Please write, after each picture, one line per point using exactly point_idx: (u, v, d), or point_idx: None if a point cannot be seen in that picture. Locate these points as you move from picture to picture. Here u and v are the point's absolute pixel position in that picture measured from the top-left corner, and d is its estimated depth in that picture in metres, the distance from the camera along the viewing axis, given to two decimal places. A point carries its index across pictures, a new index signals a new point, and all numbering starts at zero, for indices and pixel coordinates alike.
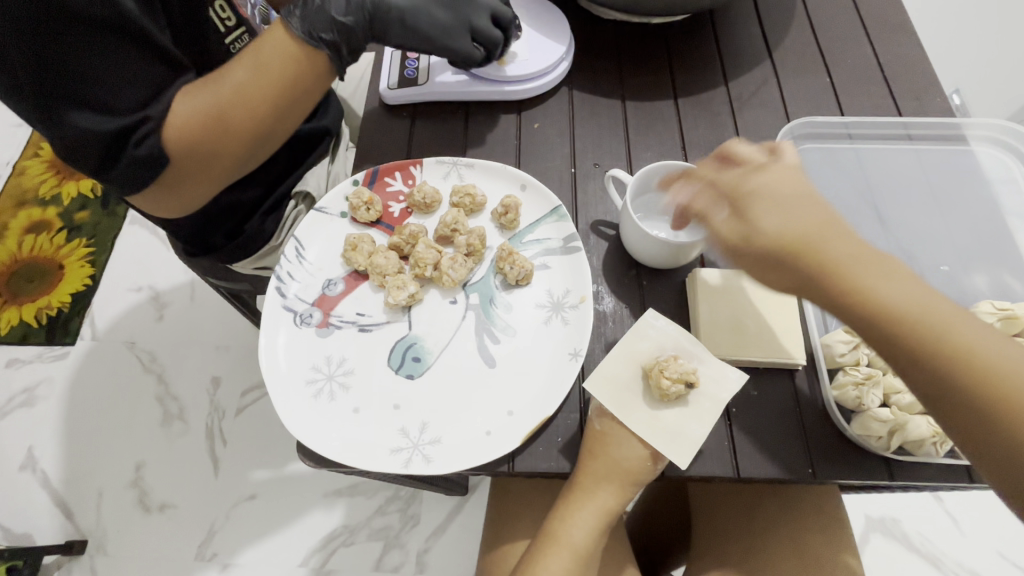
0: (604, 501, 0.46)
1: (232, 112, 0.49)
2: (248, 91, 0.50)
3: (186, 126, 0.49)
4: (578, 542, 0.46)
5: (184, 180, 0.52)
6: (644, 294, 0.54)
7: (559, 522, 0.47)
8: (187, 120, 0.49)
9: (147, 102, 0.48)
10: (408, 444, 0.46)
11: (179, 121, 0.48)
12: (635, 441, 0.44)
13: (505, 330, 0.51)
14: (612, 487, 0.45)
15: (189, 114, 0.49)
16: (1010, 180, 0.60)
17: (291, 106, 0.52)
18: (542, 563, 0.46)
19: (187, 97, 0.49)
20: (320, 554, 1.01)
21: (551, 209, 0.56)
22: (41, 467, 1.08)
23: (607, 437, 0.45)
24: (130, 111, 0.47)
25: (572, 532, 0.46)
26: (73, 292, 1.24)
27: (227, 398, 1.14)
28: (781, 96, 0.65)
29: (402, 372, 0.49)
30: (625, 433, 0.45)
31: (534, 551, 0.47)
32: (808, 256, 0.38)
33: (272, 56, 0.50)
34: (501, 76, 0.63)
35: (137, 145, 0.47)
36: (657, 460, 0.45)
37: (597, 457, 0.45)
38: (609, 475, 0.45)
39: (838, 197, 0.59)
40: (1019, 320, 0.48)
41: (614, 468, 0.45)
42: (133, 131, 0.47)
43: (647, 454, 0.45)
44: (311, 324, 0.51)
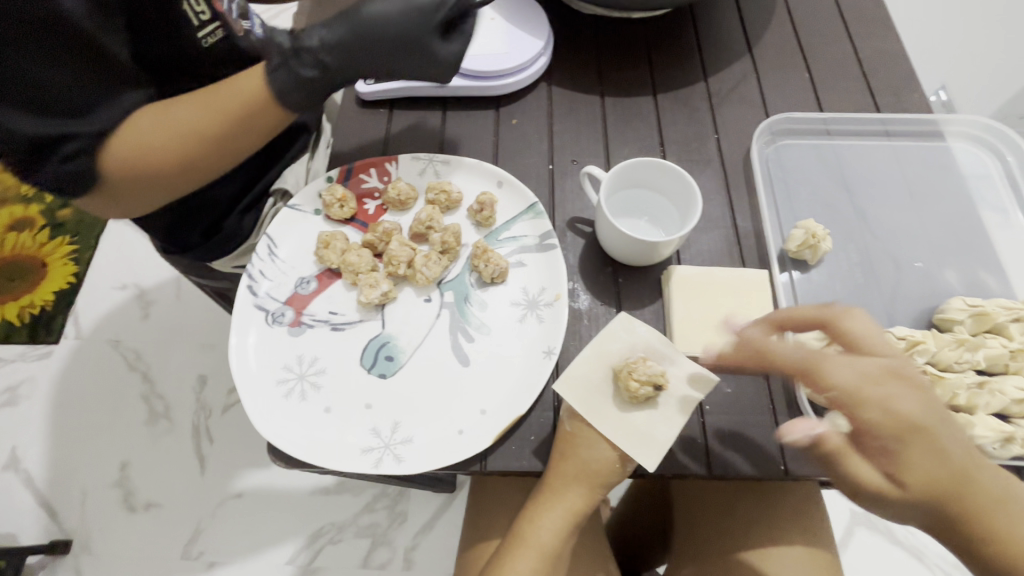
0: (573, 503, 0.46)
1: (193, 141, 0.48)
2: (205, 124, 0.48)
3: (139, 148, 0.47)
4: (548, 543, 0.46)
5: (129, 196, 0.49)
6: (620, 291, 0.53)
7: (529, 523, 0.46)
8: (142, 141, 0.47)
9: (78, 119, 0.44)
10: (380, 444, 0.46)
11: (128, 140, 0.46)
12: (605, 443, 0.44)
13: (480, 328, 0.51)
14: (582, 488, 0.45)
15: (147, 139, 0.47)
16: (987, 176, 0.60)
17: (251, 139, 0.51)
18: (511, 564, 0.46)
19: (144, 120, 0.47)
20: (306, 552, 1.01)
21: (527, 206, 0.56)
22: (24, 467, 1.07)
23: (577, 438, 0.45)
24: (57, 125, 0.43)
25: (541, 534, 0.46)
26: (56, 291, 1.22)
27: (212, 397, 1.14)
28: (761, 91, 0.64)
29: (374, 371, 0.49)
30: (594, 434, 0.44)
31: (503, 551, 0.47)
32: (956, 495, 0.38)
33: (239, 100, 0.49)
34: (478, 71, 0.62)
35: (60, 161, 0.44)
36: (625, 463, 0.45)
37: (567, 459, 0.45)
38: (579, 479, 0.45)
39: (816, 193, 0.59)
40: (989, 317, 0.49)
41: (583, 470, 0.44)
42: (54, 146, 0.43)
43: (616, 458, 0.45)
44: (283, 323, 0.51)
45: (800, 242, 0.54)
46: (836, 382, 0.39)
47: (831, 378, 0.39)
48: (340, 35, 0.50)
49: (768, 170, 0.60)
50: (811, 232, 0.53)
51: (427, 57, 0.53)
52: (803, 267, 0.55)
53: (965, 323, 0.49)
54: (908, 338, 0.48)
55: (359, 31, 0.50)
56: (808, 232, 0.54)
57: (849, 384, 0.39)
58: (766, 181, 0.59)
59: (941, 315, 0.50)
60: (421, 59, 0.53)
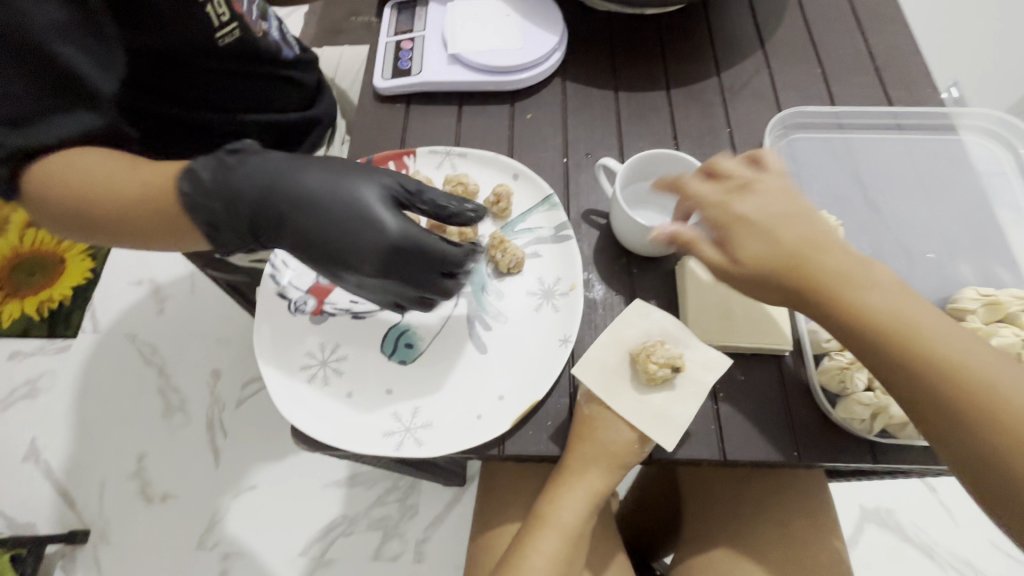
0: (591, 484, 0.47)
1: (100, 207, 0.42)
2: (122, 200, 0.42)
3: (49, 187, 0.42)
4: (568, 523, 0.47)
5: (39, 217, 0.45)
6: (634, 281, 0.54)
7: (549, 504, 0.48)
8: (56, 177, 0.42)
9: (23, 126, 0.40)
10: (400, 428, 0.47)
11: (42, 172, 0.42)
12: (624, 426, 0.45)
13: (497, 316, 0.52)
14: (600, 469, 0.46)
15: (63, 181, 0.42)
16: (999, 169, 0.60)
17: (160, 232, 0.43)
18: (533, 544, 0.47)
19: (74, 152, 0.43)
20: (319, 543, 1.03)
21: (542, 198, 0.57)
22: (44, 459, 1.09)
23: (595, 421, 0.46)
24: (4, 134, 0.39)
25: (561, 514, 0.47)
26: (75, 286, 1.25)
27: (227, 390, 1.16)
28: (772, 86, 0.65)
29: (395, 358, 0.50)
30: (612, 417, 0.45)
31: (524, 532, 0.48)
32: (948, 389, 0.35)
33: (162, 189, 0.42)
34: (493, 66, 0.63)
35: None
36: (643, 444, 0.46)
37: (585, 442, 0.46)
38: (598, 460, 0.46)
39: (828, 186, 0.60)
40: (1002, 306, 0.49)
41: (601, 451, 0.45)
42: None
43: (634, 439, 0.45)
44: (305, 311, 0.52)
45: None
46: (744, 207, 0.41)
47: (739, 206, 0.42)
48: (307, 210, 0.43)
49: (780, 163, 0.61)
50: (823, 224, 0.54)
51: (426, 267, 0.46)
52: None
53: (977, 312, 0.50)
54: None
55: (327, 243, 0.44)
56: None
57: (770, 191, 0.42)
58: None
59: (953, 305, 0.51)
60: (428, 276, 0.47)
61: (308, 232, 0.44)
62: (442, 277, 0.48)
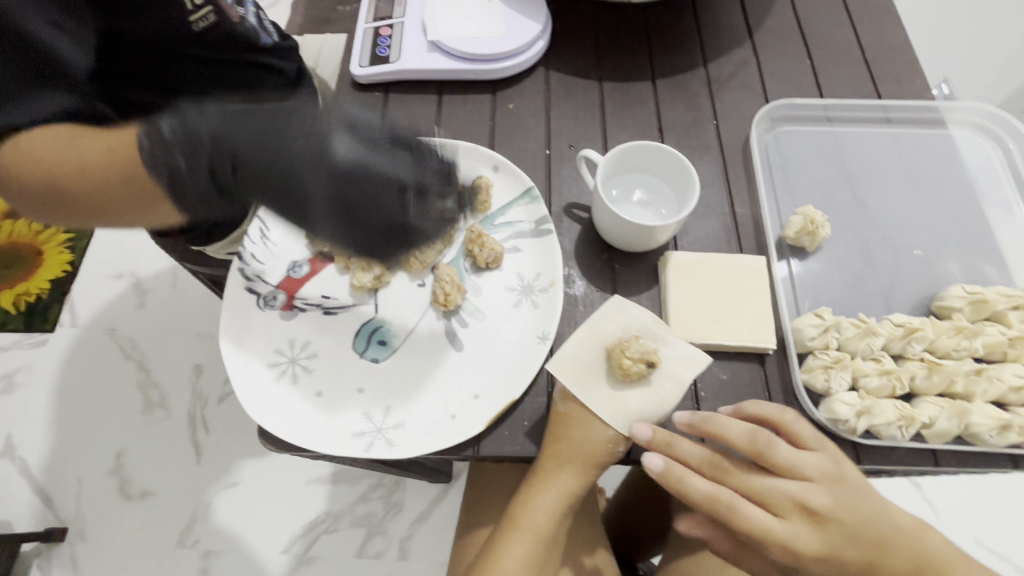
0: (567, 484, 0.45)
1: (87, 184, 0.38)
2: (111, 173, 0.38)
3: (31, 170, 0.38)
4: (543, 525, 0.45)
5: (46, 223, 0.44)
6: (616, 277, 0.53)
7: (523, 505, 0.46)
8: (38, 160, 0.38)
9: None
10: (371, 428, 0.45)
11: (25, 155, 0.38)
12: (599, 425, 0.44)
13: (474, 313, 0.50)
14: (577, 470, 0.45)
15: (43, 161, 0.38)
16: (988, 164, 0.60)
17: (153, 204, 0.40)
18: (507, 546, 0.45)
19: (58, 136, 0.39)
20: (302, 541, 1.01)
21: (523, 190, 0.55)
22: (19, 455, 1.06)
23: (570, 419, 0.44)
24: None
25: (535, 516, 0.45)
26: (51, 279, 1.21)
27: (208, 386, 1.13)
28: (761, 77, 0.63)
29: (367, 356, 0.48)
30: (587, 416, 0.44)
31: (498, 534, 0.47)
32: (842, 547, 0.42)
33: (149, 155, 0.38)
34: (474, 53, 0.61)
35: None
36: (621, 444, 0.45)
37: (561, 443, 0.44)
38: (574, 461, 0.44)
39: (816, 180, 0.59)
40: (989, 304, 0.48)
41: (577, 451, 0.44)
42: None
43: (611, 438, 0.44)
44: (274, 306, 0.50)
45: (797, 229, 0.53)
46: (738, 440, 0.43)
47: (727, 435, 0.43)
48: (262, 137, 0.41)
49: (767, 157, 0.59)
50: (810, 218, 0.53)
51: (390, 193, 0.44)
52: (801, 254, 0.54)
53: (964, 311, 0.49)
54: (906, 325, 0.47)
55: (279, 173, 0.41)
56: (806, 218, 0.53)
57: (760, 522, 0.42)
58: (765, 168, 0.59)
59: (939, 303, 0.50)
60: (392, 208, 0.45)
61: (264, 170, 0.41)
62: (411, 202, 0.46)
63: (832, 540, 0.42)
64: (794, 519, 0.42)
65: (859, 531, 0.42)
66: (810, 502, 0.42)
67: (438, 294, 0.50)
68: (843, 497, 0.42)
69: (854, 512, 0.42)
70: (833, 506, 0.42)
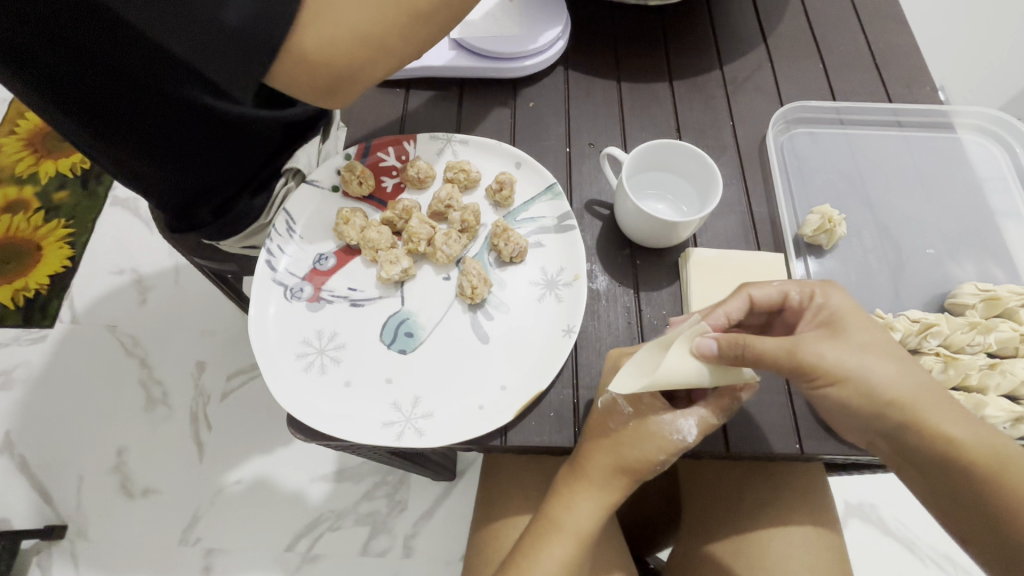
0: (609, 490, 0.45)
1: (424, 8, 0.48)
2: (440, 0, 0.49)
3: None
4: (581, 526, 0.46)
5: (303, 60, 0.45)
6: (637, 273, 0.54)
7: (560, 506, 0.46)
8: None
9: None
10: (400, 418, 0.46)
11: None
12: (650, 443, 0.44)
13: (499, 306, 0.51)
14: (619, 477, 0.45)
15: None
16: (995, 168, 0.61)
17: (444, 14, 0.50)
18: (547, 549, 0.45)
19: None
20: (306, 539, 1.01)
21: (546, 187, 0.56)
22: (19, 452, 1.05)
23: (620, 437, 0.44)
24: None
25: (576, 519, 0.45)
26: (52, 274, 1.20)
27: (212, 383, 1.13)
28: (775, 80, 0.65)
29: (394, 347, 0.49)
30: (636, 432, 0.44)
31: (535, 536, 0.47)
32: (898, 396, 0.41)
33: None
34: (495, 52, 0.62)
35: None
36: (668, 458, 0.45)
37: (603, 450, 0.45)
38: (618, 464, 0.44)
39: (828, 181, 0.60)
40: (1001, 301, 0.50)
41: (617, 451, 0.44)
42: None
43: (655, 450, 0.44)
44: (301, 298, 0.51)
45: (815, 227, 0.55)
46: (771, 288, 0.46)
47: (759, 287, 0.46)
48: None
49: (782, 158, 0.61)
50: (827, 217, 0.54)
51: None
52: (818, 252, 0.56)
53: (976, 308, 0.50)
54: (922, 321, 0.49)
55: None
56: (823, 217, 0.54)
57: (779, 339, 0.41)
58: (781, 169, 0.60)
59: (952, 300, 0.52)
60: None
61: None
62: None
63: (850, 362, 0.41)
64: (814, 337, 0.42)
65: (872, 362, 0.41)
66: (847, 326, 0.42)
67: (465, 287, 0.50)
68: (877, 331, 0.42)
69: (870, 342, 0.42)
70: (864, 329, 0.42)
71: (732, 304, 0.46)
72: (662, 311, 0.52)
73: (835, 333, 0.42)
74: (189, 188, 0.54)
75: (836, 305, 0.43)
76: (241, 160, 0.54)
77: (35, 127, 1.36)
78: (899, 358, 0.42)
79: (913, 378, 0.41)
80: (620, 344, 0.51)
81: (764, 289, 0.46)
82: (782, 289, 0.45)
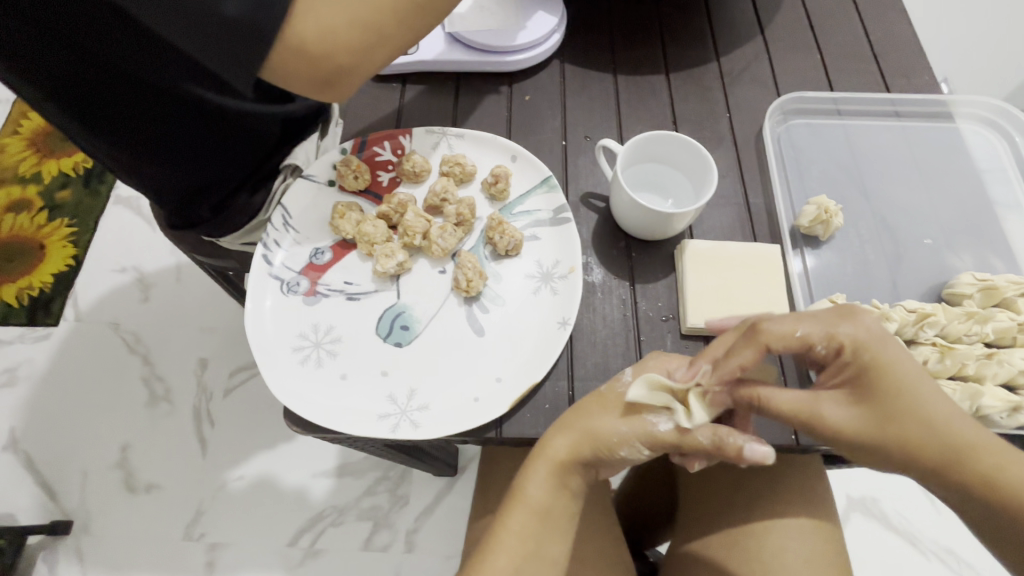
0: (567, 466, 0.45)
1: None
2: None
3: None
4: (539, 499, 0.45)
5: (301, 53, 0.45)
6: (633, 265, 0.54)
7: (520, 476, 0.46)
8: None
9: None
10: (396, 410, 0.46)
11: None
12: (617, 420, 0.44)
13: (494, 299, 0.51)
14: (578, 455, 0.44)
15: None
16: (994, 158, 0.61)
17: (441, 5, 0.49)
18: (505, 519, 0.46)
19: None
20: (308, 534, 1.01)
21: (541, 180, 0.56)
22: (24, 449, 1.06)
23: (588, 412, 0.45)
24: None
25: (532, 491, 0.45)
26: (55, 272, 1.21)
27: (214, 380, 1.13)
28: (772, 71, 0.65)
29: (390, 340, 0.49)
30: (606, 412, 0.44)
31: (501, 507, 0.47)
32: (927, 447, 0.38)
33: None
34: (490, 45, 0.62)
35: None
36: (639, 445, 0.44)
37: (571, 427, 0.45)
38: (578, 441, 0.44)
39: (826, 172, 0.60)
40: (999, 291, 0.50)
41: (578, 426, 0.44)
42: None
43: (620, 432, 0.43)
44: (298, 292, 0.51)
45: (811, 218, 0.54)
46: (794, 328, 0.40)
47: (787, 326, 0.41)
48: None
49: (779, 149, 0.61)
50: (823, 208, 0.54)
51: None
52: (814, 243, 0.56)
53: (974, 298, 0.50)
54: (919, 310, 0.48)
55: None
56: (820, 208, 0.54)
57: (794, 406, 0.40)
58: (778, 160, 0.60)
59: (950, 290, 0.52)
60: None
61: None
62: None
63: (876, 427, 0.39)
64: (836, 401, 0.40)
65: (903, 426, 0.38)
66: (879, 386, 0.39)
67: (460, 281, 0.50)
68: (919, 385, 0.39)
69: (906, 401, 0.38)
70: (899, 383, 0.39)
71: (747, 356, 0.41)
72: (658, 303, 0.52)
73: (860, 392, 0.39)
74: (187, 184, 0.53)
75: (870, 357, 0.39)
76: (241, 154, 0.53)
77: (38, 126, 1.37)
78: (942, 411, 0.38)
79: (952, 431, 0.38)
80: (616, 336, 0.51)
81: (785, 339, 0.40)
82: (803, 339, 0.40)
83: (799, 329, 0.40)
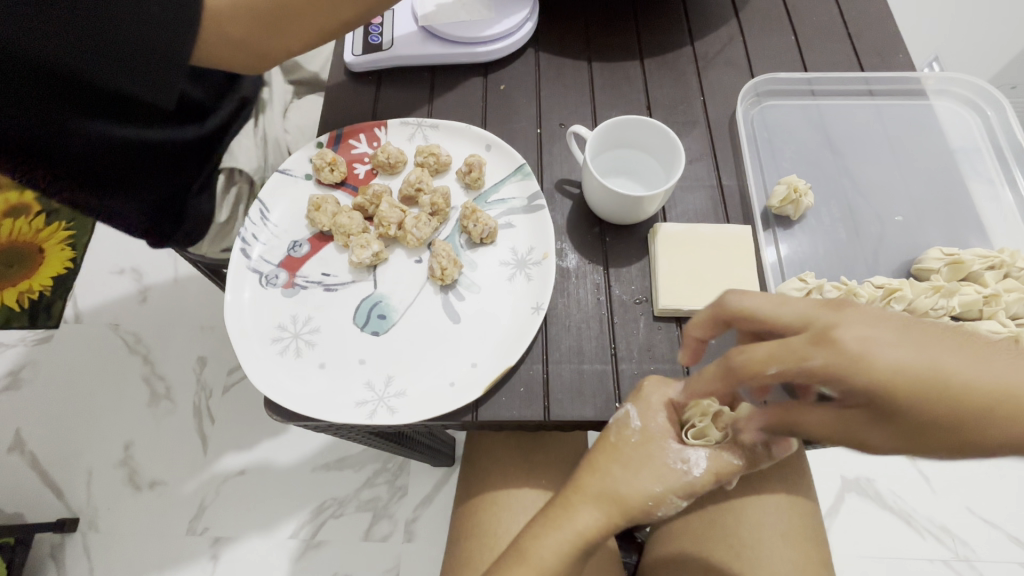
0: (595, 535, 0.42)
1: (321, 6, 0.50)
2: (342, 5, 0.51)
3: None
4: (547, 563, 0.42)
5: (228, 46, 0.48)
6: (607, 250, 0.55)
7: (532, 535, 0.43)
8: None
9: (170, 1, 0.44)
10: (373, 397, 0.47)
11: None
12: (646, 475, 0.42)
13: (470, 287, 0.52)
14: (603, 522, 0.42)
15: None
16: (968, 134, 0.61)
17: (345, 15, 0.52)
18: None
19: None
20: (310, 526, 1.03)
21: (515, 168, 0.57)
22: (30, 449, 1.08)
23: (618, 455, 0.43)
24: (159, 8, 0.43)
25: (542, 554, 0.42)
26: (55, 276, 1.22)
27: (213, 378, 1.15)
28: (747, 54, 0.65)
29: (367, 330, 0.50)
30: (638, 459, 0.43)
31: (505, 557, 0.44)
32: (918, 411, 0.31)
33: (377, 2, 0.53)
34: (465, 37, 0.63)
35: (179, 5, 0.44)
36: (675, 499, 0.42)
37: (592, 477, 0.43)
38: (608, 509, 0.42)
39: (800, 153, 0.60)
40: (964, 265, 0.51)
41: (610, 494, 0.42)
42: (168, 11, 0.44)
43: (656, 494, 0.42)
44: (276, 285, 0.52)
45: (781, 198, 0.55)
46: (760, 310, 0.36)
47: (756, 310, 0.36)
48: None
49: (753, 132, 0.61)
50: (793, 187, 0.55)
51: None
52: (786, 223, 0.56)
53: (941, 272, 0.52)
54: (886, 286, 0.51)
55: None
56: (789, 187, 0.55)
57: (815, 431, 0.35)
58: (751, 143, 0.60)
59: (919, 265, 0.53)
60: None
61: None
62: None
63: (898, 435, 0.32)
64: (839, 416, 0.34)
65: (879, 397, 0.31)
66: (892, 405, 0.31)
67: (435, 269, 0.51)
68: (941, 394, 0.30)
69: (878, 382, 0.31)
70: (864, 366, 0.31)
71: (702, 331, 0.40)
72: (632, 287, 0.53)
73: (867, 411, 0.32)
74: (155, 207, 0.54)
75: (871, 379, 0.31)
76: (187, 161, 0.56)
77: None
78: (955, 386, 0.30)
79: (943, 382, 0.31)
80: (590, 319, 0.51)
81: (754, 379, 0.34)
82: (779, 375, 0.33)
83: (772, 365, 0.33)
